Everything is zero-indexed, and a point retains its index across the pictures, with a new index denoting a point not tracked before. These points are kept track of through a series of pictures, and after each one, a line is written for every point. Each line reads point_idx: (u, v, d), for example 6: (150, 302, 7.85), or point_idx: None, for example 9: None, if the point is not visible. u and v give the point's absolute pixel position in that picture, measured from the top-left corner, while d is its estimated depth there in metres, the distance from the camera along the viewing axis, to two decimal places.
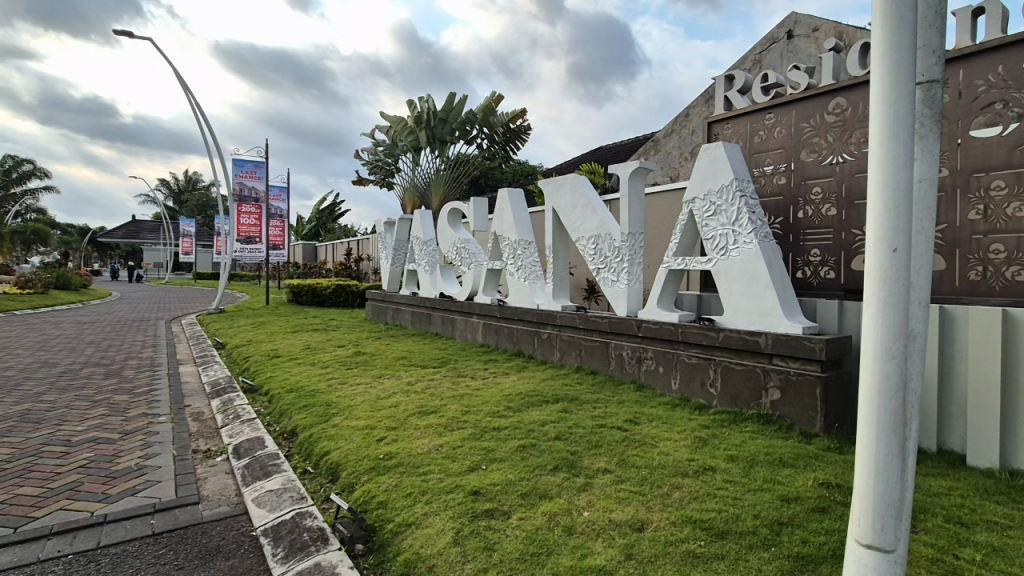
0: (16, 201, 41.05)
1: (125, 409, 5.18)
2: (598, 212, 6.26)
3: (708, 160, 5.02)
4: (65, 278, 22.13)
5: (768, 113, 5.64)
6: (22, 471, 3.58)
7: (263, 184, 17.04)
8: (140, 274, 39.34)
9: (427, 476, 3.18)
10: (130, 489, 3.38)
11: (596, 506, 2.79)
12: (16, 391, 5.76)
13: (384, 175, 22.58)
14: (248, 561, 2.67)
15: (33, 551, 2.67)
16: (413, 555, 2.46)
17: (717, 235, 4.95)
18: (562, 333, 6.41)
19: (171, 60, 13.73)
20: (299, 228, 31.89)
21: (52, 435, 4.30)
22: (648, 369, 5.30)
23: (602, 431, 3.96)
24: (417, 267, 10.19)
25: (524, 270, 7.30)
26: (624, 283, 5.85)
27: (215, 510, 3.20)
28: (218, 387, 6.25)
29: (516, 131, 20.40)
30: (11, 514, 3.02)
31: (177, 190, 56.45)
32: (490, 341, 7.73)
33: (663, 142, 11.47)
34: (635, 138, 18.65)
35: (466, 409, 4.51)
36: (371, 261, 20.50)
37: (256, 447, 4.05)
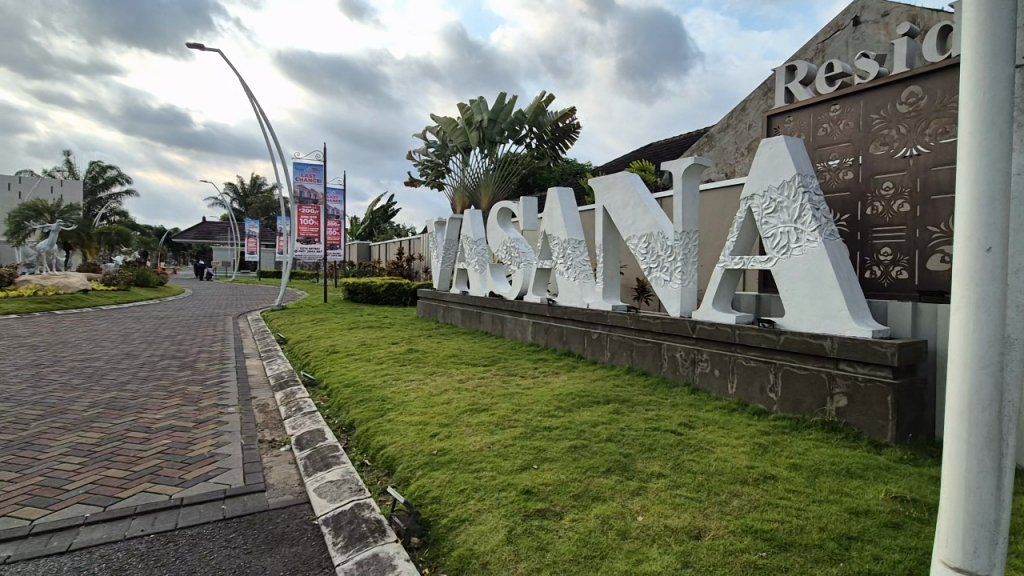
0: (103, 204, 44.57)
1: (198, 399, 5.53)
2: (650, 211, 6.13)
3: (768, 156, 4.82)
4: (145, 276, 23.80)
5: (833, 104, 5.35)
6: (110, 455, 3.88)
7: (321, 187, 17.76)
8: (209, 273, 41.84)
9: (480, 473, 3.21)
10: (204, 475, 3.60)
11: (650, 511, 2.73)
12: (105, 380, 6.24)
13: (435, 176, 22.97)
14: (311, 549, 2.78)
15: (121, 529, 2.89)
16: (467, 551, 2.48)
17: (778, 233, 4.74)
18: (613, 334, 6.32)
19: (238, 70, 14.52)
20: (355, 229, 33.04)
21: (134, 422, 4.64)
22: (703, 371, 5.15)
23: (656, 434, 3.87)
24: (468, 267, 10.31)
25: (574, 270, 7.25)
26: (677, 283, 5.71)
27: (280, 498, 3.35)
28: (281, 380, 6.56)
29: (566, 130, 20.44)
30: (100, 493, 3.28)
31: (242, 193, 59.66)
32: (540, 341, 7.72)
33: (718, 137, 11.10)
34: (687, 134, 18.16)
35: (518, 408, 4.52)
36: (422, 260, 20.92)
37: (317, 439, 4.22)
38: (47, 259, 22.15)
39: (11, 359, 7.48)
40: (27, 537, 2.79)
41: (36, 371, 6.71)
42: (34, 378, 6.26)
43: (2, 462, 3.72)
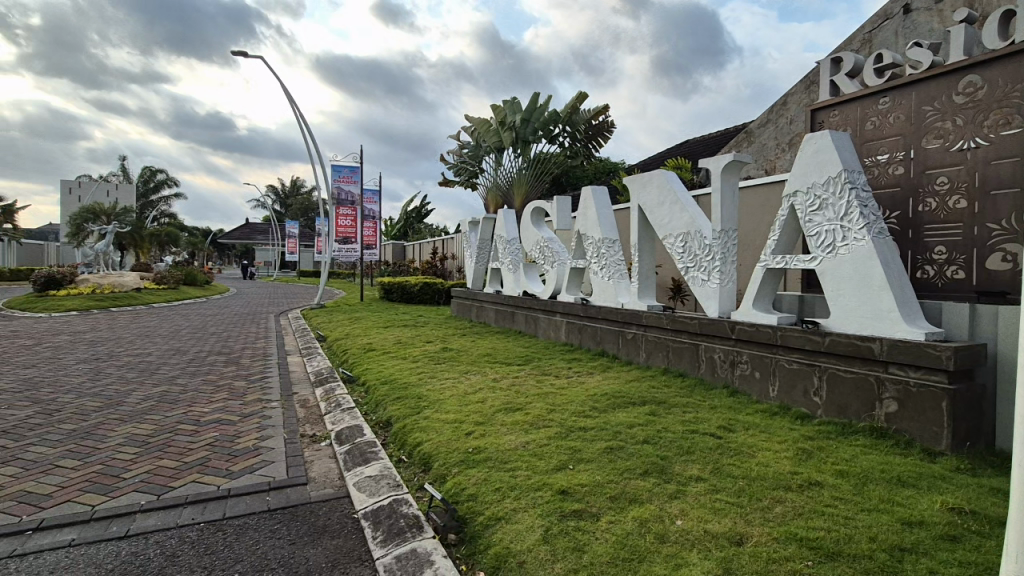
0: (153, 207, 46.71)
1: (243, 394, 5.73)
2: (687, 210, 6.00)
3: (812, 151, 4.65)
4: (192, 275, 24.82)
5: (882, 97, 5.14)
6: (162, 446, 4.06)
7: (358, 188, 18.16)
8: (251, 271, 43.30)
9: (515, 472, 3.22)
10: (249, 467, 3.73)
11: (689, 516, 2.68)
12: (158, 374, 6.54)
13: (468, 176, 23.15)
14: (351, 542, 2.84)
15: (173, 517, 3.02)
16: (503, 549, 2.48)
17: (822, 231, 4.57)
18: (649, 334, 6.23)
19: (279, 76, 15.05)
20: (391, 229, 33.65)
21: (184, 415, 4.85)
22: (743, 373, 5.02)
23: (694, 437, 3.79)
24: (501, 266, 10.34)
25: (608, 269, 7.17)
26: (716, 283, 5.58)
27: (321, 491, 3.44)
28: (321, 376, 6.73)
29: (600, 128, 20.28)
30: (154, 482, 3.44)
31: (282, 195, 61.54)
32: (574, 340, 7.67)
33: (757, 132, 10.80)
34: (725, 131, 17.74)
35: (552, 408, 4.50)
36: (456, 260, 21.10)
37: (356, 435, 4.31)
38: (105, 260, 23.31)
39: (72, 354, 7.92)
40: (89, 521, 2.95)
41: (95, 365, 7.08)
42: (94, 372, 6.63)
43: (66, 450, 3.94)
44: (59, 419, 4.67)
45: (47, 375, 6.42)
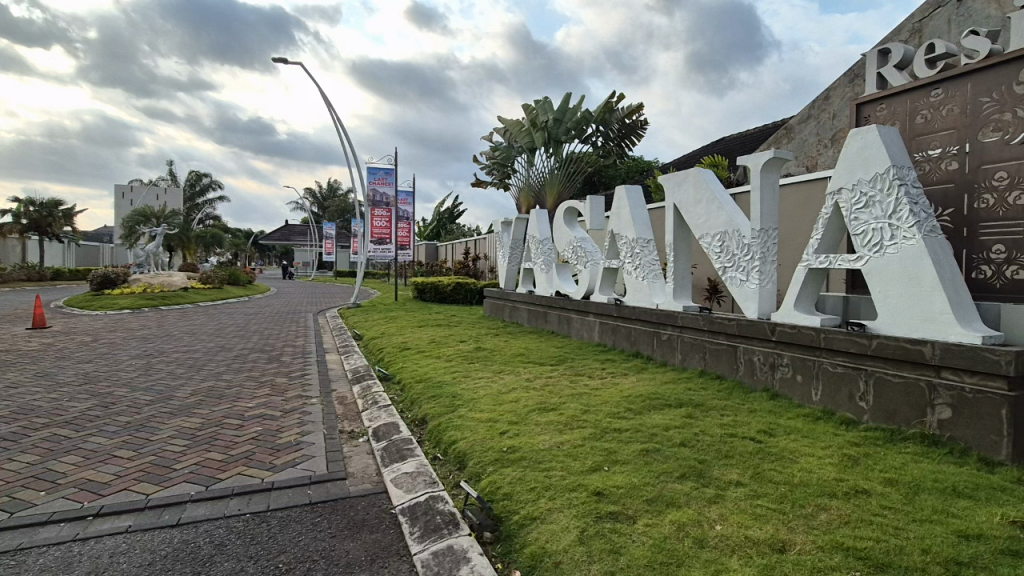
0: (199, 210, 48.66)
1: (284, 391, 5.91)
2: (725, 208, 5.87)
3: (858, 147, 4.49)
4: (235, 275, 25.78)
5: (934, 89, 4.91)
6: (210, 439, 4.22)
7: (393, 190, 18.51)
8: (290, 272, 44.60)
9: (550, 472, 3.21)
10: (291, 461, 3.84)
11: (729, 521, 2.62)
12: (204, 370, 6.82)
13: (500, 177, 23.25)
14: (390, 537, 2.89)
15: (221, 508, 3.14)
16: (539, 549, 2.48)
17: (868, 230, 4.40)
18: (684, 335, 6.12)
19: (318, 82, 15.52)
20: (424, 230, 34.10)
21: (230, 410, 5.04)
22: (784, 377, 4.87)
23: (733, 441, 3.70)
24: (535, 266, 10.32)
25: (642, 269, 7.07)
26: (755, 283, 5.44)
27: (360, 486, 3.52)
28: (358, 374, 6.88)
29: (633, 127, 20.06)
30: (203, 473, 3.59)
31: (320, 197, 63.17)
32: (608, 341, 7.60)
33: (797, 128, 10.48)
34: (763, 127, 17.28)
35: (586, 409, 4.47)
36: (488, 260, 21.22)
37: (393, 432, 4.39)
38: (155, 260, 24.42)
39: (126, 350, 8.33)
40: (144, 509, 3.09)
41: (147, 361, 7.43)
42: (146, 367, 6.97)
43: (122, 441, 4.14)
44: (115, 411, 4.93)
45: (103, 370, 6.78)
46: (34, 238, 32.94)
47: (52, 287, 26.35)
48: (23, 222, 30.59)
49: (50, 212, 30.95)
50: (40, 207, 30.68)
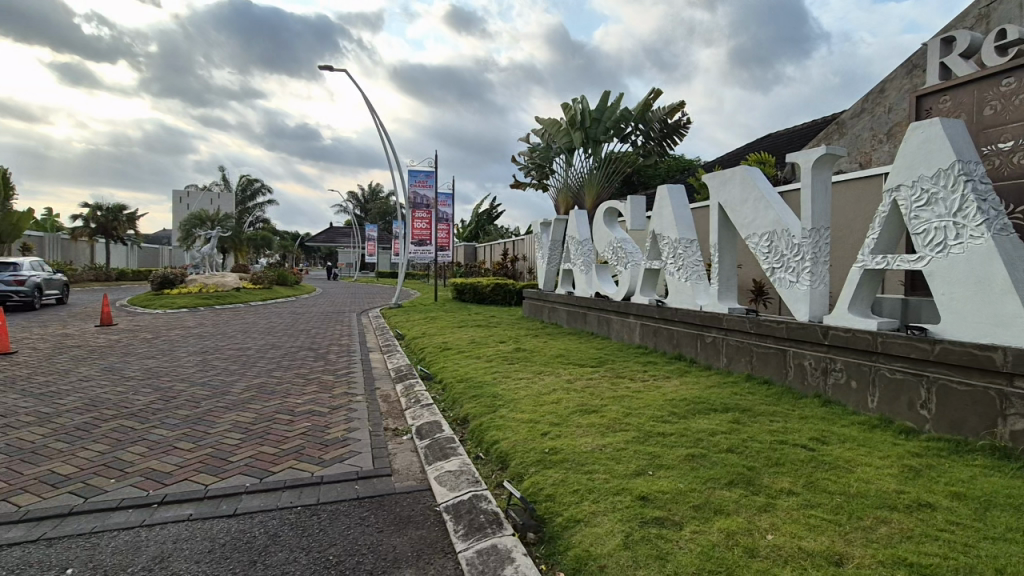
0: (249, 213, 50.75)
1: (331, 388, 6.09)
2: (773, 207, 5.67)
3: (918, 143, 4.26)
4: (284, 276, 26.78)
5: (1005, 78, 4.61)
6: (262, 434, 4.39)
7: (433, 192, 18.80)
8: (335, 273, 45.95)
9: (593, 475, 3.18)
10: (339, 456, 3.95)
11: (781, 530, 2.53)
12: (256, 367, 7.11)
13: (539, 177, 23.25)
14: (435, 534, 2.93)
15: (274, 499, 3.25)
16: (583, 552, 2.46)
17: (930, 229, 4.16)
18: (729, 338, 5.95)
19: (361, 88, 15.96)
20: (463, 231, 34.49)
21: (280, 405, 5.23)
22: (837, 382, 4.66)
23: (783, 448, 3.57)
24: (574, 267, 10.26)
25: (685, 270, 6.91)
26: (806, 284, 5.23)
27: (404, 483, 3.58)
28: (400, 373, 7.02)
29: (675, 125, 19.68)
30: (257, 466, 3.73)
31: (362, 200, 64.79)
32: (649, 343, 7.47)
33: (850, 123, 10.04)
34: (812, 123, 16.64)
35: (629, 411, 4.41)
36: (527, 261, 21.25)
37: (436, 430, 4.46)
38: (210, 262, 25.64)
39: (185, 346, 8.78)
40: (204, 499, 3.25)
41: (204, 357, 7.81)
42: (203, 363, 7.32)
43: (182, 433, 4.36)
44: (175, 404, 5.20)
45: (164, 365, 7.17)
46: (101, 241, 35.20)
47: (117, 287, 28.10)
48: (91, 226, 32.79)
49: (116, 216, 33.03)
50: (107, 211, 32.77)
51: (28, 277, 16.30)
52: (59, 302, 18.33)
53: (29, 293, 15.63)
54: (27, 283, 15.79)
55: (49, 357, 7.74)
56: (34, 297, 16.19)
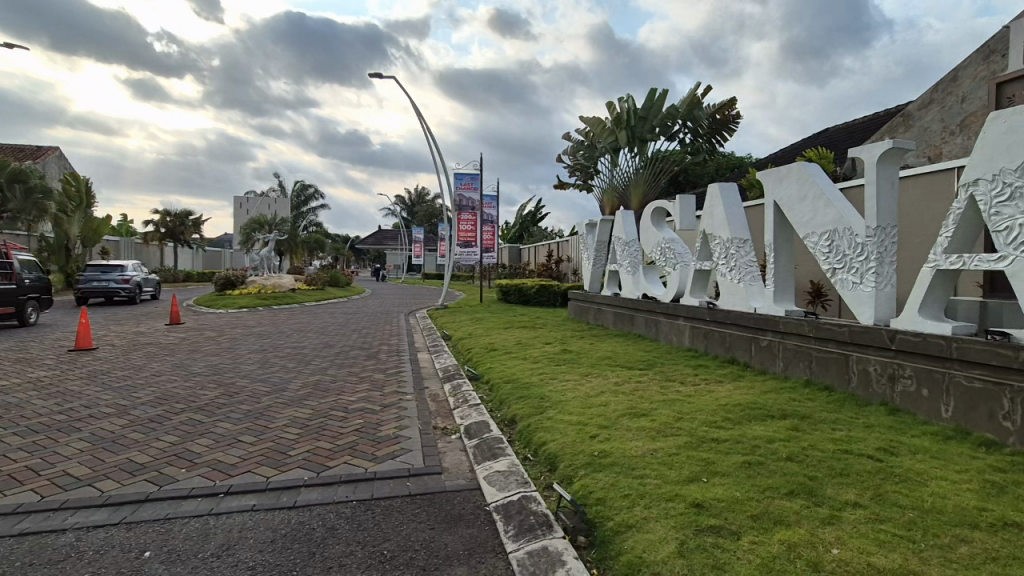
0: (304, 217, 52.87)
1: (382, 386, 6.26)
2: (834, 204, 5.39)
3: (1000, 133, 3.95)
4: (337, 277, 27.81)
5: None
6: (319, 429, 4.55)
7: (478, 195, 19.01)
8: (383, 274, 47.17)
9: (644, 479, 3.12)
10: (391, 453, 4.04)
11: (848, 545, 2.39)
12: (312, 365, 7.40)
13: (584, 178, 23.08)
14: (486, 533, 2.94)
15: (331, 493, 3.36)
16: (636, 558, 2.41)
17: (1013, 225, 3.86)
18: (787, 342, 5.69)
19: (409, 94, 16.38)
20: (509, 233, 34.69)
21: (334, 402, 5.40)
22: (906, 390, 4.38)
23: (848, 458, 3.38)
24: (620, 268, 10.11)
25: (738, 270, 6.67)
26: (870, 286, 4.95)
27: (455, 481, 3.62)
28: (448, 372, 7.12)
29: (725, 121, 19.08)
30: (314, 461, 3.87)
31: (410, 203, 66.23)
32: (700, 346, 7.26)
33: (917, 115, 9.44)
34: (874, 115, 15.76)
35: (680, 416, 4.30)
36: (571, 262, 21.16)
37: (484, 430, 4.49)
38: (268, 263, 26.93)
39: (247, 344, 9.24)
40: (266, 490, 3.40)
41: (263, 355, 8.20)
42: (263, 360, 7.69)
43: (246, 427, 4.58)
44: (239, 400, 5.47)
45: (228, 361, 7.58)
46: (171, 245, 37.66)
47: (185, 287, 30.03)
48: (161, 230, 35.14)
49: (183, 221, 35.31)
50: (175, 217, 35.05)
51: (132, 276, 18.76)
52: (156, 297, 21.44)
53: (132, 288, 18.20)
54: (130, 281, 18.40)
55: (127, 352, 8.35)
56: (137, 293, 18.83)
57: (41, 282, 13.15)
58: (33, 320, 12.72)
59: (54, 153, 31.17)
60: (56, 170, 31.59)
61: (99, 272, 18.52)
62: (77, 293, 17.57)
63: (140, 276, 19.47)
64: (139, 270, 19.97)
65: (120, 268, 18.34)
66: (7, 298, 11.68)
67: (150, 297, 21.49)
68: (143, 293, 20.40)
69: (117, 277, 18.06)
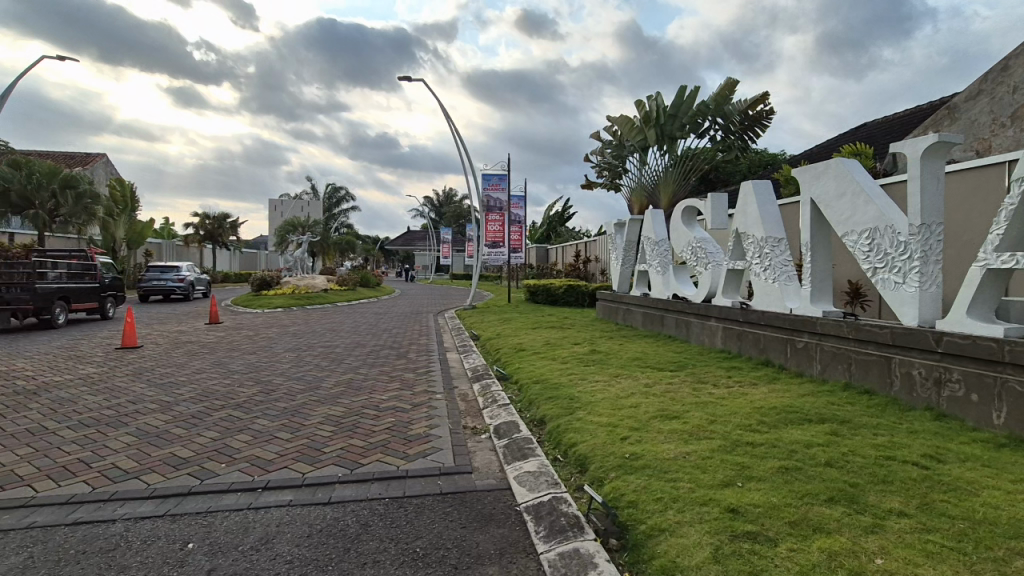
0: (335, 219, 53.97)
1: (412, 385, 6.33)
2: (874, 201, 5.20)
3: None
4: (368, 277, 28.35)
5: None
6: (352, 427, 4.64)
7: (506, 195, 19.06)
8: (412, 274, 47.71)
9: (677, 483, 3.07)
10: (422, 452, 4.08)
11: (893, 555, 2.30)
12: (344, 363, 7.55)
13: (611, 177, 22.86)
14: (516, 533, 2.95)
15: (364, 490, 3.42)
16: (669, 563, 2.38)
17: None
18: (824, 343, 5.52)
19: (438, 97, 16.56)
20: (536, 232, 34.67)
21: (367, 400, 5.50)
22: (952, 395, 4.20)
23: (891, 465, 3.25)
24: (650, 268, 9.97)
25: (772, 270, 6.49)
26: (914, 286, 4.76)
27: (485, 481, 3.64)
28: (477, 372, 7.15)
29: (758, 117, 18.62)
30: (348, 457, 3.94)
31: (438, 204, 66.87)
32: (733, 348, 7.10)
33: (963, 108, 9.04)
34: (917, 108, 15.15)
35: (713, 419, 4.21)
36: (598, 262, 21.00)
37: (513, 430, 4.49)
38: (301, 264, 27.61)
39: (282, 343, 9.49)
40: (301, 486, 3.48)
41: (298, 353, 8.41)
42: (297, 358, 7.90)
43: (282, 424, 4.71)
44: (275, 397, 5.61)
45: (264, 359, 7.80)
46: (210, 246, 39.01)
47: (224, 287, 31.07)
48: (201, 233, 36.40)
49: (221, 223, 36.58)
50: (213, 219, 36.31)
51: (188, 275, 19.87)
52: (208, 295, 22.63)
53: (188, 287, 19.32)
54: (185, 280, 19.50)
55: (170, 350, 8.68)
56: (192, 289, 20.04)
57: (116, 280, 15.19)
58: (111, 313, 14.75)
59: (102, 159, 32.73)
60: (103, 175, 33.10)
61: (159, 273, 19.94)
62: (139, 292, 18.80)
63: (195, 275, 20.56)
64: (191, 270, 21.18)
65: (175, 267, 19.50)
66: (92, 294, 13.65)
67: (203, 295, 22.62)
68: (200, 289, 21.62)
69: (173, 278, 19.22)
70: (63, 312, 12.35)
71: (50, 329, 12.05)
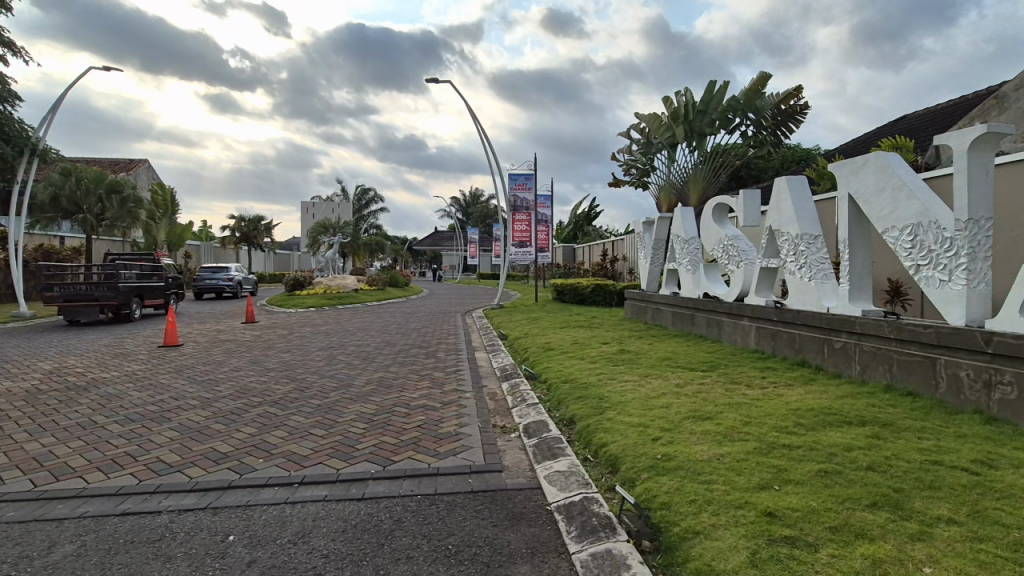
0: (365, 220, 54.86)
1: (442, 384, 6.38)
2: (917, 196, 4.99)
3: None
4: (397, 278, 28.75)
5: None
6: (383, 424, 4.71)
7: (533, 195, 19.06)
8: (439, 274, 48.10)
9: (711, 485, 3.01)
10: (453, 450, 4.11)
11: (942, 564, 2.20)
12: (375, 362, 7.67)
13: (639, 175, 22.57)
14: (547, 532, 2.94)
15: (396, 487, 3.46)
16: (705, 566, 2.33)
17: None
18: (864, 343, 5.33)
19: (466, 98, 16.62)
20: (564, 232, 34.51)
21: (397, 398, 5.57)
22: (1004, 397, 4.00)
23: (938, 470, 3.12)
24: (679, 267, 9.80)
25: (808, 268, 6.30)
26: (961, 284, 4.56)
27: (515, 480, 3.63)
28: (506, 372, 7.15)
29: (791, 111, 18.13)
30: (380, 454, 4.00)
31: (465, 204, 67.25)
32: (767, 348, 6.92)
33: (1012, 97, 8.61)
34: (961, 99, 14.51)
35: (748, 420, 4.11)
36: (626, 261, 20.78)
37: (543, 429, 4.48)
38: (333, 264, 28.16)
39: (315, 342, 9.70)
40: (336, 482, 3.54)
41: (331, 352, 8.58)
42: (330, 357, 8.07)
43: (316, 420, 4.81)
44: (309, 394, 5.74)
45: (298, 358, 7.99)
46: (245, 248, 40.17)
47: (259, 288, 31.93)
48: (237, 235, 37.51)
49: (256, 225, 37.63)
50: (249, 222, 37.38)
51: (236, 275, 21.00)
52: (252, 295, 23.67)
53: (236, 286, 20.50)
54: (234, 279, 20.59)
55: (210, 348, 8.97)
56: (240, 288, 21.10)
57: (177, 279, 16.26)
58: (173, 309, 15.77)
59: (145, 164, 34.04)
60: (146, 181, 34.40)
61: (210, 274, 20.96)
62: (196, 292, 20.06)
63: (240, 275, 21.45)
64: (239, 269, 22.21)
65: (223, 267, 20.46)
66: (161, 292, 14.63)
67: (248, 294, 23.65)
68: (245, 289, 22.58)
69: (224, 278, 20.35)
70: (139, 308, 13.38)
71: (128, 322, 13.11)
